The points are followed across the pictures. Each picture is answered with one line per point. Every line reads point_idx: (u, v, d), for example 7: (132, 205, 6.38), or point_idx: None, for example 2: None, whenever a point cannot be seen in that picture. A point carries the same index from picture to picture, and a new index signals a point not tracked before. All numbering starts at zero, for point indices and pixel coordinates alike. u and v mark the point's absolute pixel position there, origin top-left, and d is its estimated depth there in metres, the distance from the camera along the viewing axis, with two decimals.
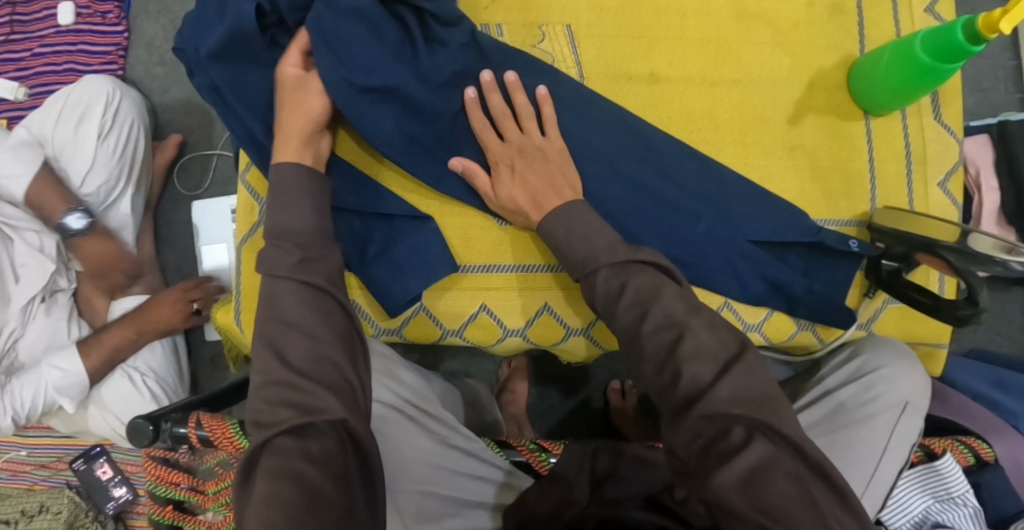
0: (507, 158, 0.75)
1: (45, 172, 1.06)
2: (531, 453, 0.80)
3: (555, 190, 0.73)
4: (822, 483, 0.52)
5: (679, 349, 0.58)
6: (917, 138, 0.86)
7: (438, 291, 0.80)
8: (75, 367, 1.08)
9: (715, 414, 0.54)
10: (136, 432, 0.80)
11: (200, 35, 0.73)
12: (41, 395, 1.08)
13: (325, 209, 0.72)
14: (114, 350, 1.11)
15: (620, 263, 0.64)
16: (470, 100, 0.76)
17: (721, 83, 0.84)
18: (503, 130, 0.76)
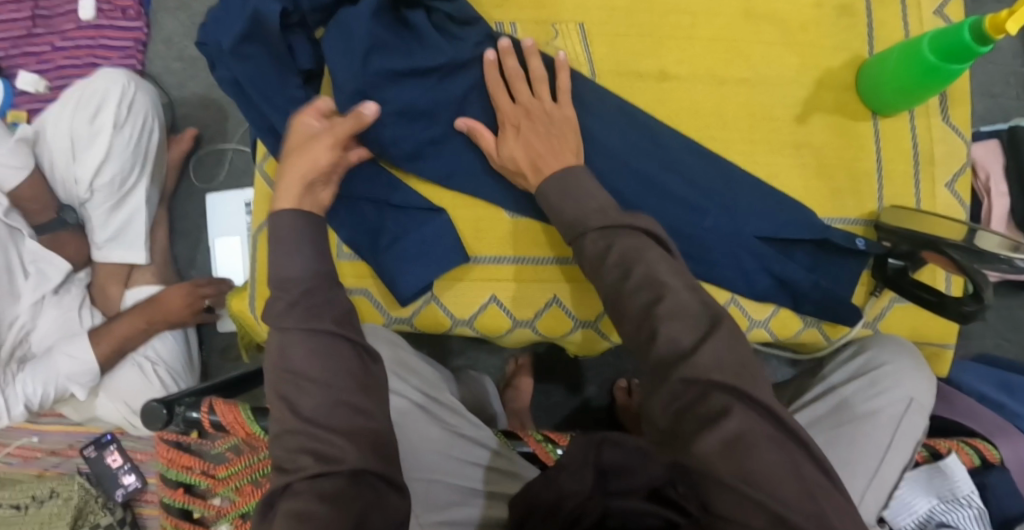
0: (514, 119, 0.75)
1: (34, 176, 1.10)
2: (538, 443, 0.83)
3: (555, 151, 0.72)
4: (803, 455, 0.52)
5: (653, 312, 0.58)
6: (925, 139, 0.87)
7: (449, 281, 0.81)
8: (86, 354, 1.11)
9: (691, 378, 0.54)
10: (150, 415, 0.85)
11: (222, 29, 0.74)
12: (52, 383, 1.10)
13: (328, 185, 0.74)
14: (123, 338, 1.13)
15: (609, 226, 0.64)
16: (487, 61, 0.77)
17: (730, 81, 0.85)
18: (515, 90, 0.76)
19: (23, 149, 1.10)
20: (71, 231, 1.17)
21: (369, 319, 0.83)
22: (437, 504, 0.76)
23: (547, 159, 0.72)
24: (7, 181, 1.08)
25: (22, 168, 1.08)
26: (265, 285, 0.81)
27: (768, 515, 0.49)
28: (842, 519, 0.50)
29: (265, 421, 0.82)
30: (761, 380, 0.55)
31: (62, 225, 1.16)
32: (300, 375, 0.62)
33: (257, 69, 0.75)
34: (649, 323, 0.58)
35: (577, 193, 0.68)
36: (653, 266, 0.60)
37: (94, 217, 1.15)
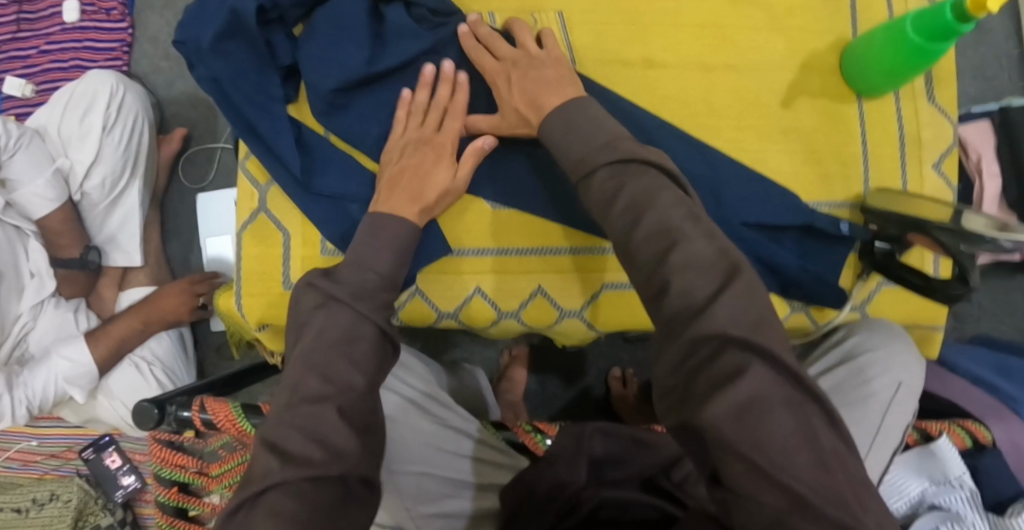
0: (502, 72, 0.73)
1: (65, 209, 1.11)
2: (527, 434, 0.82)
3: (557, 87, 0.70)
4: (821, 414, 0.48)
5: (668, 276, 0.54)
6: (912, 121, 0.87)
7: (433, 274, 0.77)
8: (84, 357, 1.11)
9: (704, 345, 0.50)
10: (141, 415, 0.84)
11: (200, 27, 0.73)
12: (52, 386, 1.10)
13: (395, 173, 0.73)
14: (120, 340, 1.14)
15: (619, 162, 0.61)
16: (463, 34, 0.76)
17: (716, 67, 0.84)
18: (497, 49, 0.74)
19: (61, 179, 1.11)
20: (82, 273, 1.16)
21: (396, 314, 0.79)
22: (430, 497, 0.76)
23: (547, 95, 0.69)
24: (37, 210, 1.09)
25: (56, 200, 1.09)
26: (249, 282, 0.80)
27: (783, 491, 0.46)
28: (857, 491, 0.46)
29: (256, 418, 0.82)
30: (784, 340, 0.51)
31: (82, 266, 1.15)
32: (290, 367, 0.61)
33: (238, 66, 0.74)
34: (659, 277, 0.55)
35: (583, 131, 0.65)
36: (664, 211, 0.56)
37: (90, 217, 1.16)
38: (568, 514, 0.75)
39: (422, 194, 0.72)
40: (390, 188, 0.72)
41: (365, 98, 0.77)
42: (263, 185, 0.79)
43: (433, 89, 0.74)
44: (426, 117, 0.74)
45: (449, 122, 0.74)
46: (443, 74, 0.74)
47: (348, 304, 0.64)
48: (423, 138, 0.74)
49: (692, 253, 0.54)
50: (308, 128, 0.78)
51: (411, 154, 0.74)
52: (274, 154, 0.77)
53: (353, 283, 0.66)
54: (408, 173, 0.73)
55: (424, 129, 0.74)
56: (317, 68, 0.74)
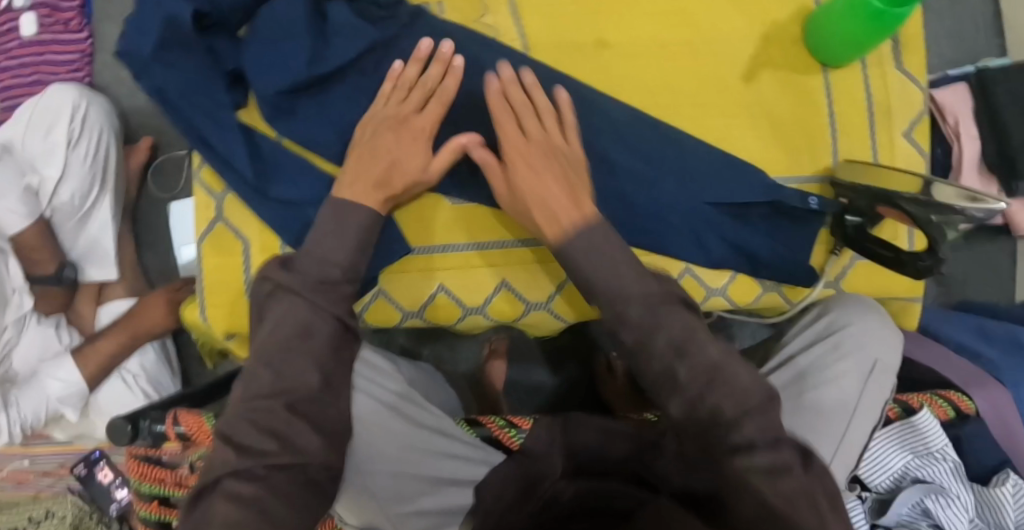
0: (525, 151, 0.70)
1: (39, 224, 1.10)
2: (501, 428, 0.81)
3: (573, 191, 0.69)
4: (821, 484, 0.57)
5: (710, 398, 0.59)
6: (880, 89, 0.85)
7: (395, 273, 0.76)
8: (73, 377, 1.11)
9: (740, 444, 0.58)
10: (115, 432, 0.84)
11: (139, 38, 0.71)
12: (43, 407, 1.11)
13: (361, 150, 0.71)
14: (109, 356, 1.14)
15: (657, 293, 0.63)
16: (491, 89, 0.72)
17: (675, 45, 0.82)
18: (525, 122, 0.72)
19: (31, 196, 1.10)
20: (60, 288, 1.15)
21: (372, 318, 0.77)
22: (405, 496, 0.75)
23: (563, 199, 0.68)
24: (10, 227, 1.07)
25: (29, 217, 1.08)
26: (212, 292, 0.79)
27: None
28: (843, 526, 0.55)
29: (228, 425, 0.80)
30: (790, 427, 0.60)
31: (57, 283, 1.13)
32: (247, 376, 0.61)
33: (181, 75, 0.72)
34: (667, 384, 0.62)
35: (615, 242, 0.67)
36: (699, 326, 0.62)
37: (62, 234, 1.15)
38: (547, 505, 0.74)
39: (390, 179, 0.70)
40: (355, 170, 0.70)
41: (316, 99, 0.75)
42: (220, 194, 0.78)
43: (425, 67, 0.72)
44: (411, 95, 0.72)
45: (431, 107, 0.72)
46: (442, 57, 0.72)
47: (308, 294, 0.63)
48: (401, 118, 0.71)
49: (712, 359, 0.61)
50: (261, 134, 0.77)
51: (383, 132, 0.71)
52: (227, 162, 0.76)
53: (310, 273, 0.64)
54: (381, 155, 0.70)
55: (403, 106, 0.72)
56: (263, 73, 0.73)
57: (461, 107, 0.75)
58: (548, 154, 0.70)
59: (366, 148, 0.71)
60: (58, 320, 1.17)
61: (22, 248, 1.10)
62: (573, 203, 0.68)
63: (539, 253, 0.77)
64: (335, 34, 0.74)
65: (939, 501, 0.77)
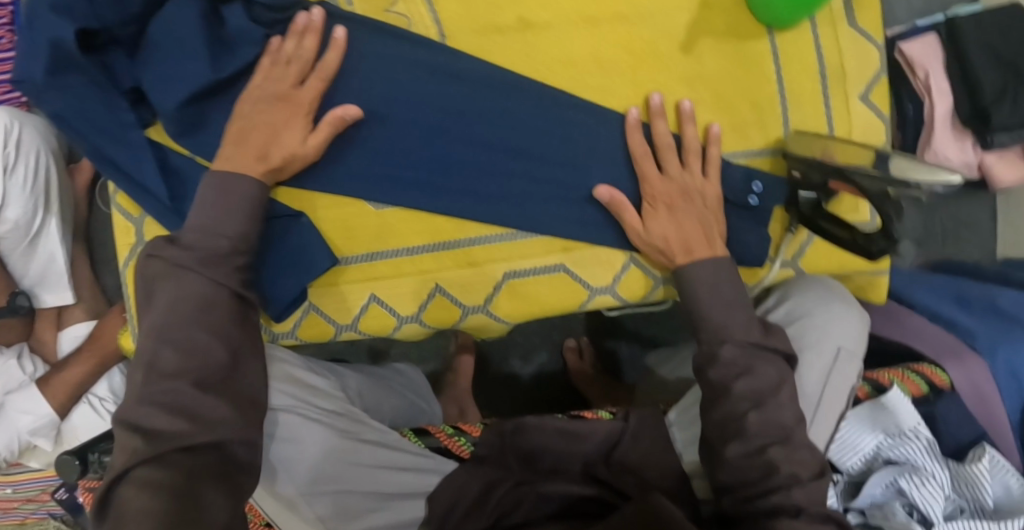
0: (666, 196, 0.72)
1: None
2: (450, 437, 0.79)
3: (707, 239, 0.72)
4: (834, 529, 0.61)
5: (772, 455, 0.63)
6: (832, 51, 0.79)
7: (325, 287, 0.73)
8: (42, 408, 1.10)
9: (784, 506, 0.62)
10: (64, 467, 0.81)
11: (28, 63, 0.67)
12: (16, 441, 1.10)
13: (234, 132, 0.67)
14: (76, 384, 1.12)
15: (753, 344, 0.67)
16: (632, 123, 0.73)
17: (603, 20, 0.76)
18: (664, 162, 0.73)
19: None
20: (19, 317, 1.13)
21: (309, 335, 0.74)
22: (357, 514, 0.69)
23: (699, 244, 0.71)
24: None
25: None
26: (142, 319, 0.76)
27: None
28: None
29: None
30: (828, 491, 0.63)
31: (12, 312, 1.11)
32: (182, 409, 0.57)
33: (78, 100, 0.69)
34: (734, 428, 0.65)
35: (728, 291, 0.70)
36: (771, 375, 0.66)
37: (12, 262, 1.12)
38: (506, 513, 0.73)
39: (269, 153, 0.66)
40: (236, 143, 0.66)
41: (225, 111, 0.72)
42: (138, 218, 0.75)
43: (302, 41, 0.68)
44: (289, 71, 0.68)
45: (311, 83, 0.68)
46: (313, 26, 0.68)
47: (197, 271, 0.61)
48: (280, 94, 0.67)
49: (786, 424, 0.65)
50: (172, 151, 0.73)
51: (264, 111, 0.67)
52: (141, 186, 0.73)
53: (199, 247, 0.62)
54: (259, 128, 0.67)
55: (283, 83, 0.67)
56: (163, 89, 0.69)
57: (501, 135, 0.74)
58: (689, 204, 0.72)
59: (251, 146, 0.66)
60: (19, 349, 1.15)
61: None
62: (709, 251, 0.71)
63: (472, 253, 0.74)
64: (237, 42, 0.70)
65: (913, 480, 0.73)
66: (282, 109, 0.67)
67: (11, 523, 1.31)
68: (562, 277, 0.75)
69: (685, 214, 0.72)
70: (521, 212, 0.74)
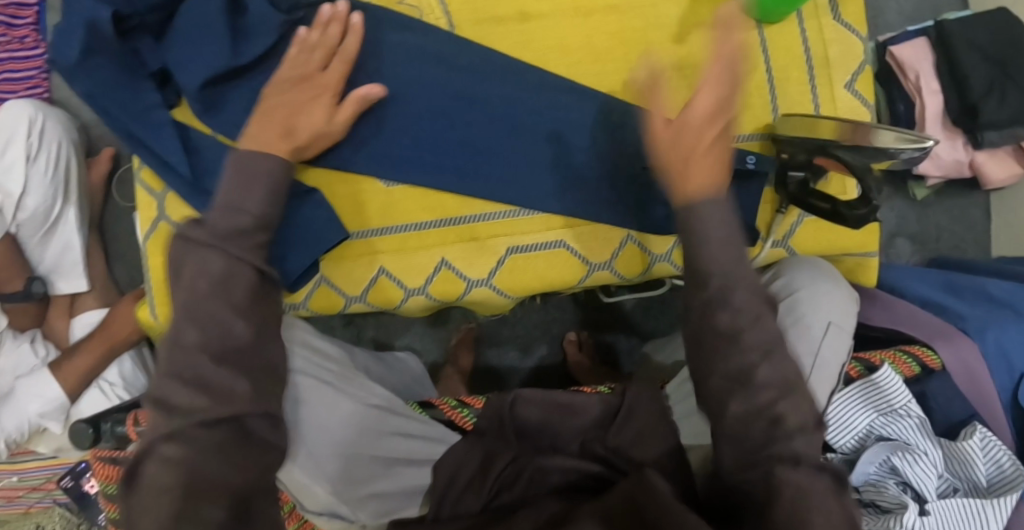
0: (703, 102, 0.60)
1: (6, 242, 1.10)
2: (453, 410, 0.81)
3: (713, 167, 0.58)
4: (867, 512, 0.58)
5: None
6: (817, 42, 0.83)
7: (336, 260, 0.76)
8: (52, 391, 1.12)
9: None
10: (78, 435, 0.86)
11: (60, 43, 0.70)
12: (25, 423, 1.11)
13: (261, 106, 0.68)
14: (86, 370, 1.14)
15: None
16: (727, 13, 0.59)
17: (597, 11, 0.80)
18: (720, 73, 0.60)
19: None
20: (34, 303, 1.16)
21: (321, 306, 0.78)
22: (360, 480, 0.71)
23: (693, 166, 0.59)
24: None
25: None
26: (161, 289, 0.80)
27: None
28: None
29: None
30: None
31: (25, 297, 1.13)
32: None
33: (106, 80, 0.72)
34: None
35: None
36: None
37: (29, 249, 1.16)
38: (505, 484, 0.75)
39: (293, 129, 0.67)
40: (262, 120, 0.67)
41: (243, 92, 0.76)
42: (161, 193, 0.78)
43: (325, 30, 0.72)
44: (312, 57, 0.71)
45: (335, 66, 0.72)
46: (337, 16, 0.71)
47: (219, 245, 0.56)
48: (304, 77, 0.70)
49: None
50: (194, 129, 0.77)
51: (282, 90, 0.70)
52: (163, 162, 0.76)
53: (221, 225, 0.57)
54: (281, 106, 0.68)
55: (307, 66, 0.71)
56: (185, 69, 0.73)
57: (503, 117, 0.77)
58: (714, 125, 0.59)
59: (273, 119, 0.67)
60: (33, 334, 1.18)
61: None
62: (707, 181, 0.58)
63: (476, 229, 0.77)
64: (257, 28, 0.74)
65: (906, 458, 0.76)
66: (304, 90, 0.70)
67: (13, 513, 1.31)
68: (561, 252, 0.78)
69: (705, 130, 0.60)
70: (524, 189, 0.77)
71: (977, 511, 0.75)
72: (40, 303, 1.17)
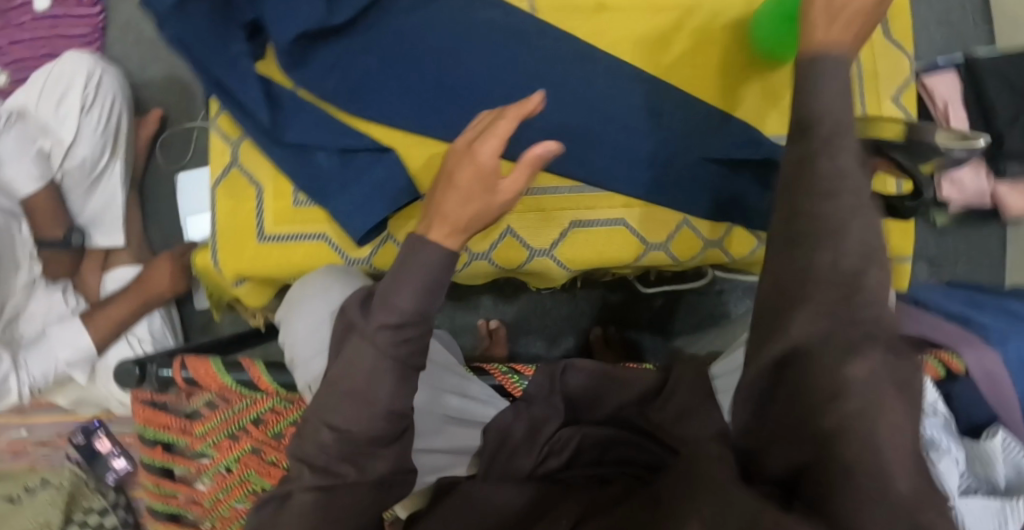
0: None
1: (50, 188, 1.12)
2: (504, 375, 0.85)
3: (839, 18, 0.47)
4: None
5: None
6: (867, 57, 0.87)
7: (405, 219, 0.80)
8: (82, 340, 1.13)
9: None
10: (124, 373, 0.87)
11: None
12: (52, 372, 1.11)
13: (431, 198, 0.57)
14: (117, 321, 1.15)
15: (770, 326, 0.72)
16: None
17: (667, 8, 0.82)
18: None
19: (45, 160, 1.12)
20: (71, 252, 1.17)
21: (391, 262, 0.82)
22: (421, 432, 0.77)
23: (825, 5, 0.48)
24: (23, 188, 1.10)
25: (41, 180, 1.11)
26: (227, 236, 0.81)
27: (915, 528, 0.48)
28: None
29: (239, 373, 0.84)
30: None
31: (64, 247, 1.15)
32: None
33: (200, 27, 0.75)
34: None
35: None
36: None
37: (71, 199, 1.18)
38: (545, 457, 0.76)
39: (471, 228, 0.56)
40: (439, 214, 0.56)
41: (328, 52, 0.79)
42: (235, 140, 0.81)
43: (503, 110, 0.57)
44: (491, 135, 0.56)
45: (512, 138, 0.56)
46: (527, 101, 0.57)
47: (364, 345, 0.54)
48: (479, 164, 0.55)
49: None
50: (276, 83, 0.80)
51: None
52: (245, 110, 0.79)
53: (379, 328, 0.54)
54: (459, 196, 0.55)
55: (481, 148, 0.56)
56: (277, 22, 0.76)
57: (572, 96, 0.80)
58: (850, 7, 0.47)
59: (446, 220, 0.55)
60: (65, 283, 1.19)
61: (31, 210, 1.11)
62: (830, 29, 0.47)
63: (540, 202, 0.81)
64: None
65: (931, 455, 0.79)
66: (477, 174, 0.56)
67: None
68: (621, 231, 0.81)
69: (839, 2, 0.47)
70: (588, 167, 0.80)
71: (997, 510, 0.78)
72: (77, 253, 1.18)
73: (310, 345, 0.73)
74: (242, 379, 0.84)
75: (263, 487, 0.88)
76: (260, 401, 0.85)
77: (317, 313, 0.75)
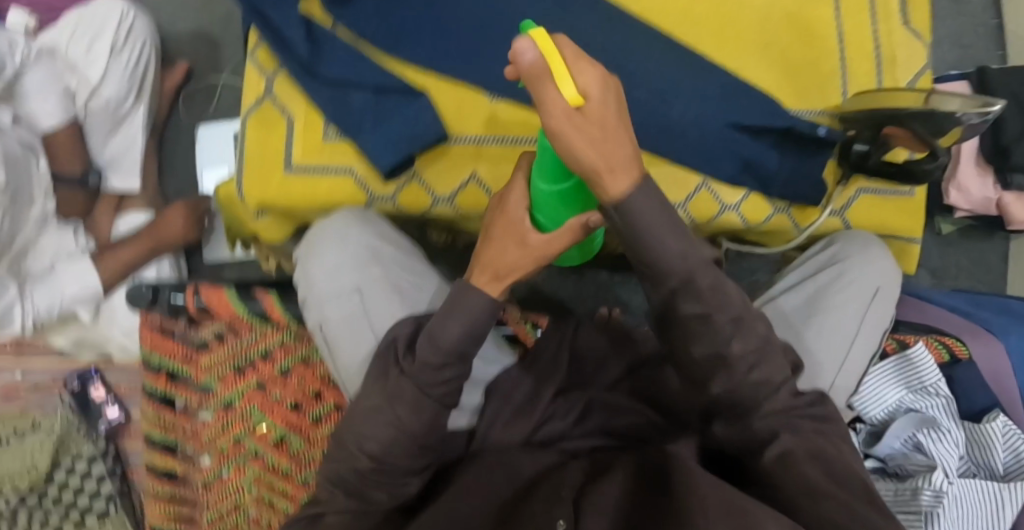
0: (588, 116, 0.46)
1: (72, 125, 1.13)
2: (520, 325, 0.88)
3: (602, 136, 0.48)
4: None
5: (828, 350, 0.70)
6: (887, 42, 0.87)
7: (432, 160, 0.82)
8: (90, 278, 1.12)
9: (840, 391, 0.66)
10: (136, 294, 0.89)
11: None
12: (58, 306, 1.11)
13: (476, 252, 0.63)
14: (125, 263, 1.15)
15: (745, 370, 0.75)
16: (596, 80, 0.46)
17: None
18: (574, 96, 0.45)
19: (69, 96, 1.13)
20: (86, 193, 1.17)
21: (417, 203, 0.82)
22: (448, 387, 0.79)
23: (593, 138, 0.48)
24: (46, 122, 1.10)
25: (64, 115, 1.12)
26: (254, 165, 0.82)
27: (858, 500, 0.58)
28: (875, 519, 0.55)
29: (253, 304, 0.86)
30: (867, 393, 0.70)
31: None
32: None
33: None
34: None
35: None
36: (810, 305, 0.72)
37: (91, 139, 1.19)
38: (550, 415, 0.76)
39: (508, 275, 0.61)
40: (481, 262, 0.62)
41: None
42: (270, 72, 0.83)
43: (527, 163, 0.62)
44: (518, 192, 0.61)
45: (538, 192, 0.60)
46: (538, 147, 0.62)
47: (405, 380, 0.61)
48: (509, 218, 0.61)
49: None
50: (316, 20, 0.82)
51: None
52: (283, 41, 0.81)
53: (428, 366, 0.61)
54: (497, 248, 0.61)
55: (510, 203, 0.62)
56: None
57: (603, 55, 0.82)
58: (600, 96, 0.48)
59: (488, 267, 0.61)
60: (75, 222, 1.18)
61: (50, 145, 1.12)
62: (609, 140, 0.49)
63: None
64: None
65: (930, 434, 0.80)
66: (509, 229, 0.61)
67: None
68: None
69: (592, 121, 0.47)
70: None
71: (994, 494, 0.78)
72: (92, 193, 1.18)
73: (339, 305, 0.76)
74: (256, 309, 0.86)
75: (262, 424, 0.86)
76: (269, 334, 0.87)
77: (341, 264, 0.77)
